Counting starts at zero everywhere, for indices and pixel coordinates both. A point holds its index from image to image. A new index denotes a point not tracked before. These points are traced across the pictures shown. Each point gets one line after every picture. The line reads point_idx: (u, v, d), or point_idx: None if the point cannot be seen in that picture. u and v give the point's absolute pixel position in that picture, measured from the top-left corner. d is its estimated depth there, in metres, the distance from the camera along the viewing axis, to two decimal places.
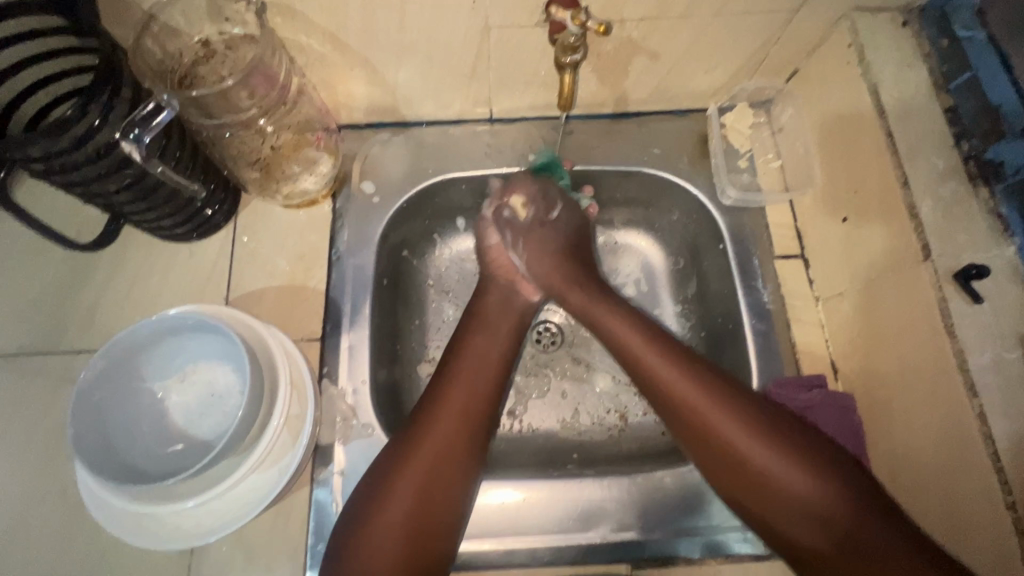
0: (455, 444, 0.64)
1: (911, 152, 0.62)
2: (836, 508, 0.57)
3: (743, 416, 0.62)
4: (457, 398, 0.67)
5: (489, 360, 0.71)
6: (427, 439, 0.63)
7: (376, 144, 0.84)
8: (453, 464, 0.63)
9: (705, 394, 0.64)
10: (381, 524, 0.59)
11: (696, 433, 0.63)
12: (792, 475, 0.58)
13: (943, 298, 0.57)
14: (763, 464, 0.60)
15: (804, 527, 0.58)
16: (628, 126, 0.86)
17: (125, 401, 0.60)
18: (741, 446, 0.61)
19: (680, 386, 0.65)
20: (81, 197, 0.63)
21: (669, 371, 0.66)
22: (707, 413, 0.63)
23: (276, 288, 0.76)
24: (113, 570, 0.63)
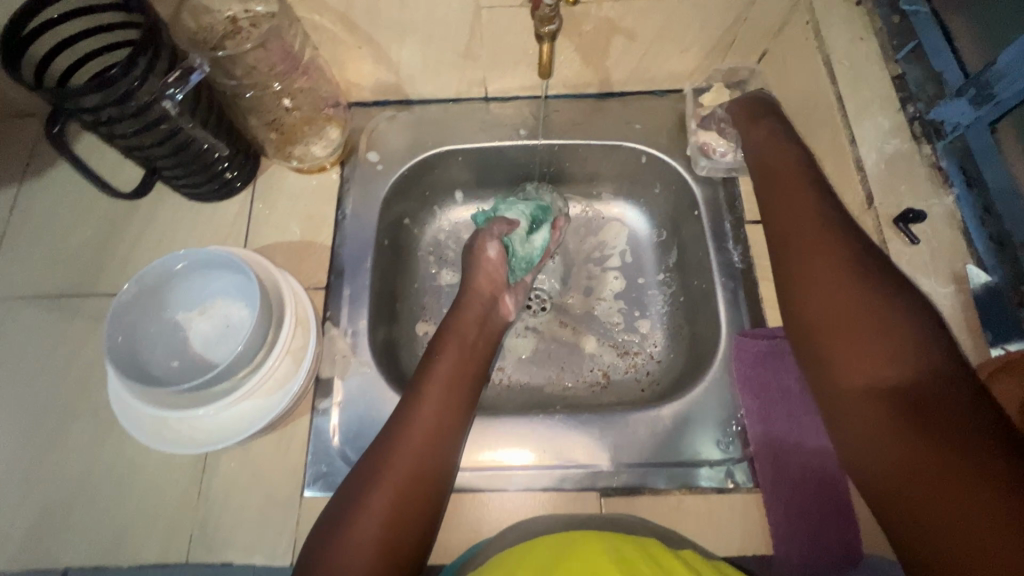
0: (429, 458, 0.64)
1: (859, 113, 0.68)
2: (904, 350, 0.50)
3: (848, 262, 0.58)
4: (433, 402, 0.68)
5: (461, 353, 0.75)
6: (408, 427, 0.65)
7: (383, 119, 0.93)
8: (437, 455, 0.65)
9: (823, 246, 0.60)
10: (354, 538, 0.57)
11: (795, 266, 0.62)
12: (878, 318, 0.53)
13: (884, 240, 0.62)
14: (843, 302, 0.56)
15: (860, 366, 0.52)
16: (612, 105, 0.93)
17: (153, 323, 0.68)
18: (846, 296, 0.56)
19: (808, 227, 0.62)
20: (122, 150, 0.72)
21: (800, 210, 0.65)
22: (811, 249, 0.61)
23: (287, 243, 0.85)
24: (134, 480, 0.71)
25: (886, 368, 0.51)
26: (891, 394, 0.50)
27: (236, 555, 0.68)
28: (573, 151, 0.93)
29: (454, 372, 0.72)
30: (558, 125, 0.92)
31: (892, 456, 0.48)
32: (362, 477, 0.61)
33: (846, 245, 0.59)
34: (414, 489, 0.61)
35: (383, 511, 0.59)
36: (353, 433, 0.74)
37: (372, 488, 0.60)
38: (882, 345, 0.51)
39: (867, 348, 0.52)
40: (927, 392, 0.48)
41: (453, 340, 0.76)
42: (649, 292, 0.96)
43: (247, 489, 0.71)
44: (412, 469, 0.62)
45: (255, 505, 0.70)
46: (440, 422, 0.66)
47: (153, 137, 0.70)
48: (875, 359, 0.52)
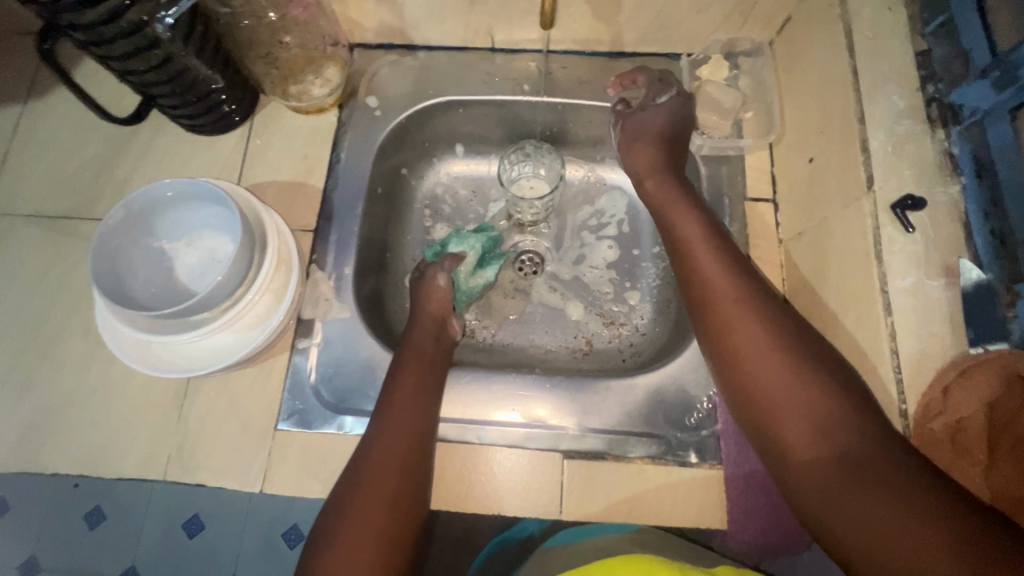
0: (411, 468, 0.63)
1: (873, 90, 0.64)
2: (838, 422, 0.52)
3: (771, 332, 0.58)
4: (406, 412, 0.67)
5: (418, 375, 0.72)
6: (376, 465, 0.62)
7: (385, 64, 0.91)
8: (409, 492, 0.62)
9: (745, 307, 0.60)
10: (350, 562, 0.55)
11: (716, 317, 0.62)
12: (797, 390, 0.54)
13: (878, 226, 0.59)
14: (771, 367, 0.56)
15: (805, 440, 0.52)
16: (622, 65, 0.89)
17: (139, 249, 0.70)
18: (769, 362, 0.57)
19: (727, 296, 0.62)
20: (118, 74, 0.72)
21: (718, 281, 0.63)
22: (736, 323, 0.60)
23: (279, 183, 0.85)
24: (118, 399, 0.74)
25: (826, 442, 0.51)
26: (843, 467, 0.50)
27: (210, 478, 0.71)
28: (578, 111, 0.90)
29: (413, 397, 0.69)
30: (564, 82, 0.89)
31: (858, 532, 0.47)
32: (342, 531, 0.57)
33: (765, 313, 0.60)
34: (394, 536, 0.59)
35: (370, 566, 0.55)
36: (330, 374, 0.76)
37: (355, 543, 0.56)
38: (817, 418, 0.53)
39: (806, 424, 0.53)
40: (871, 460, 0.49)
41: (411, 362, 0.73)
42: (642, 265, 0.95)
43: (223, 418, 0.73)
44: (391, 515, 0.59)
45: (231, 433, 0.73)
46: (412, 458, 0.64)
47: (146, 62, 0.69)
48: (810, 426, 0.53)
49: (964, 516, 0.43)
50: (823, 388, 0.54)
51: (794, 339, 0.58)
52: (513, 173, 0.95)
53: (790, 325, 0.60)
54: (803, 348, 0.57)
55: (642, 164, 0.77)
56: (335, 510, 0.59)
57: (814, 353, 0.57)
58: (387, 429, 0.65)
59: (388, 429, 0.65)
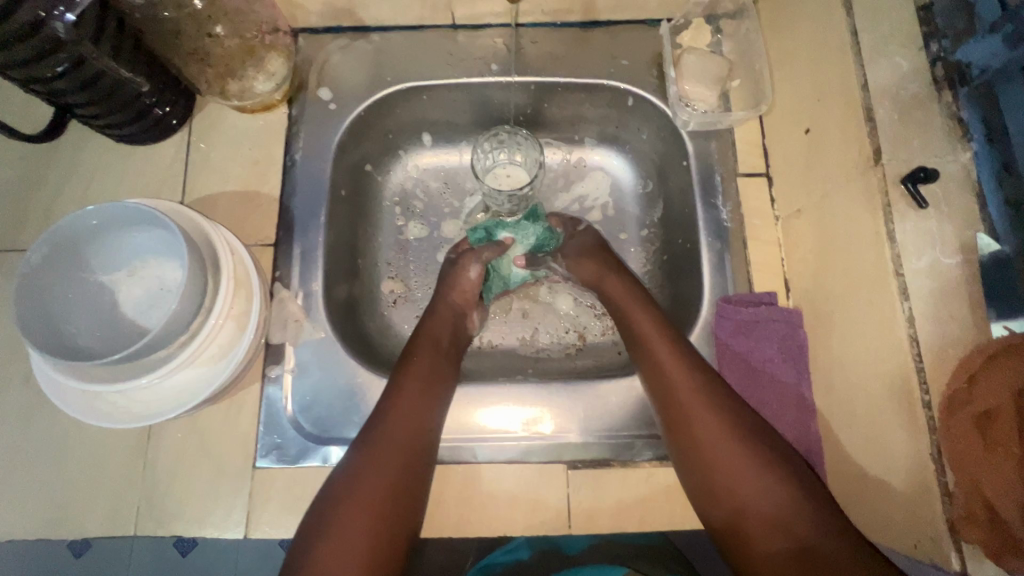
0: (413, 444, 0.62)
1: (873, 53, 0.59)
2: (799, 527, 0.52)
3: (729, 428, 0.59)
4: (411, 391, 0.65)
5: (432, 351, 0.71)
6: (382, 438, 0.61)
7: (335, 50, 0.81)
8: (411, 465, 0.61)
9: (705, 401, 0.61)
10: (344, 528, 0.55)
11: (675, 412, 0.62)
12: (755, 486, 0.55)
13: (888, 203, 0.55)
14: (728, 462, 0.57)
15: (770, 541, 0.53)
16: (596, 36, 0.82)
17: (73, 289, 0.61)
18: (727, 456, 0.57)
19: (686, 388, 0.62)
20: (19, 82, 0.61)
21: (676, 373, 0.64)
22: (694, 413, 0.61)
23: (230, 194, 0.76)
24: (71, 452, 0.67)
25: (789, 546, 0.51)
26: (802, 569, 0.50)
27: (188, 527, 0.65)
28: (552, 90, 0.83)
29: (427, 371, 0.68)
30: (535, 58, 0.82)
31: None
32: (345, 499, 0.57)
33: (723, 407, 0.60)
34: (392, 508, 0.58)
35: (366, 537, 0.55)
36: (308, 401, 0.70)
37: (352, 513, 0.56)
38: (780, 523, 0.53)
39: (770, 527, 0.53)
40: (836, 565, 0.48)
41: (424, 340, 0.71)
42: (630, 250, 0.88)
43: (194, 461, 0.67)
44: (389, 492, 0.58)
45: (205, 478, 0.66)
46: (415, 435, 0.63)
47: (51, 68, 0.59)
48: (768, 524, 0.53)
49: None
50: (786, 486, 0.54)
51: (755, 434, 0.58)
52: (487, 162, 0.87)
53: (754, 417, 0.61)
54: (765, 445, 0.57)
55: (590, 271, 0.79)
56: (339, 476, 0.59)
57: (774, 448, 0.57)
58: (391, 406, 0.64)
59: (400, 404, 0.64)
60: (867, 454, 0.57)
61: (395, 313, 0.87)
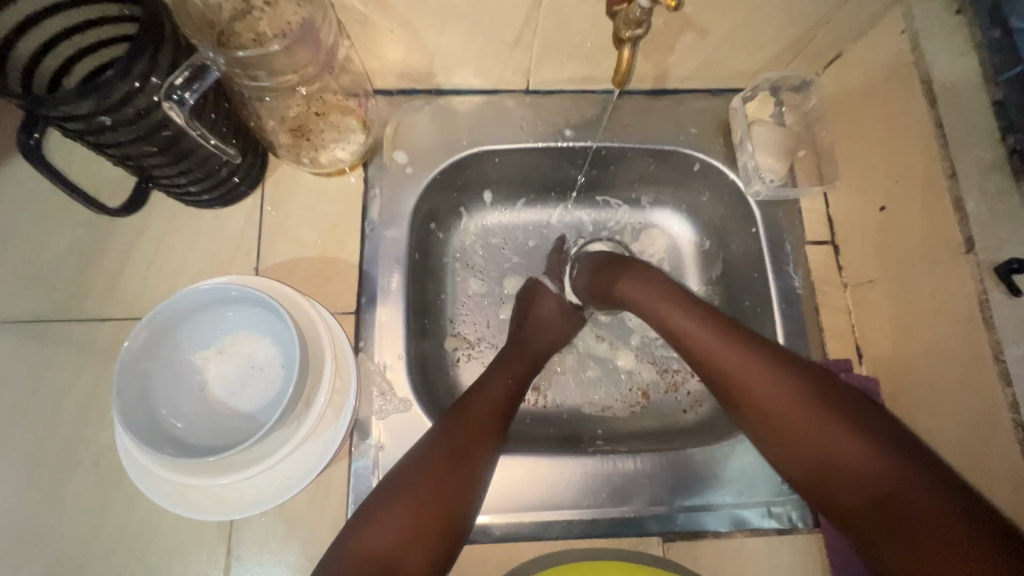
0: (473, 442, 0.64)
1: (959, 145, 0.62)
2: (875, 466, 0.52)
3: (785, 378, 0.58)
4: (484, 400, 0.68)
5: (500, 387, 0.72)
6: (435, 454, 0.62)
7: (409, 112, 0.81)
8: (457, 477, 0.61)
9: (753, 358, 0.60)
10: (393, 513, 0.58)
11: (728, 371, 0.61)
12: (836, 440, 0.54)
13: (983, 289, 0.58)
14: (794, 420, 0.56)
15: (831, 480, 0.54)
16: (665, 104, 0.84)
17: (166, 370, 0.59)
18: (786, 411, 0.57)
19: (727, 351, 0.61)
20: (115, 161, 0.59)
21: (717, 338, 0.62)
22: (730, 365, 0.60)
23: (306, 260, 0.75)
24: (150, 538, 0.63)
25: (862, 456, 0.52)
26: (882, 514, 0.50)
27: None
28: (621, 155, 0.85)
29: (486, 404, 0.68)
30: (608, 126, 0.83)
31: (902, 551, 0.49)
32: (387, 501, 0.58)
33: (763, 355, 0.60)
34: (434, 523, 0.58)
35: (407, 543, 0.56)
36: None
37: (395, 514, 0.57)
38: (861, 464, 0.52)
39: (842, 464, 0.53)
40: (906, 499, 0.50)
41: (495, 376, 0.73)
42: None
43: (283, 543, 0.64)
44: (435, 485, 0.60)
45: (294, 561, 0.64)
46: (479, 435, 0.65)
47: (152, 145, 0.57)
48: (852, 476, 0.53)
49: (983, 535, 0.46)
50: (850, 423, 0.54)
51: (810, 382, 0.57)
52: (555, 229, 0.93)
53: (812, 366, 0.59)
54: (826, 389, 0.57)
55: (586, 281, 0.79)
56: (399, 467, 0.62)
57: (834, 397, 0.56)
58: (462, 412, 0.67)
59: (471, 409, 0.67)
60: None
61: (462, 371, 0.86)
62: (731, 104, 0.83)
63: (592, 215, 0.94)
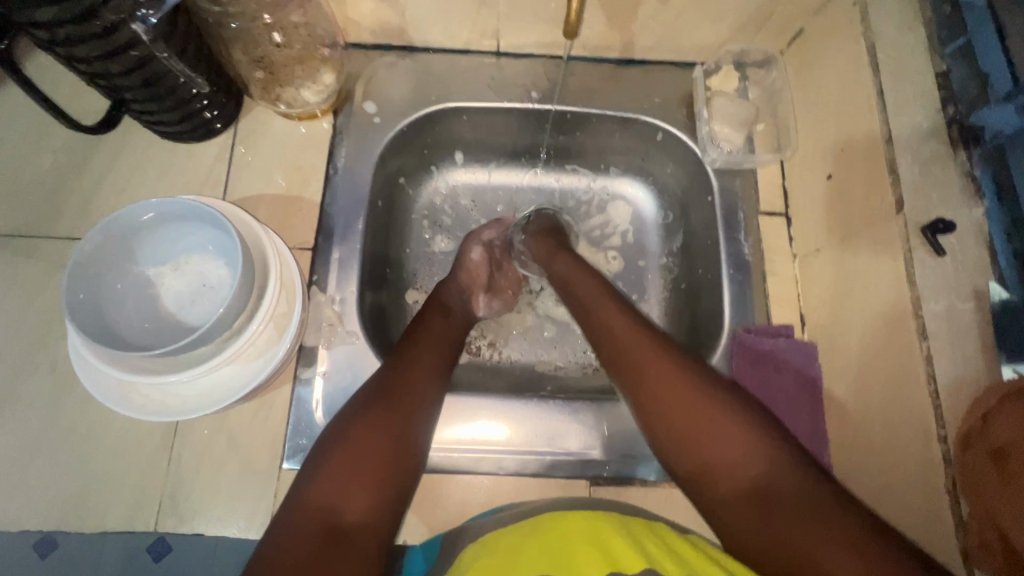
0: (416, 393, 0.63)
1: (898, 111, 0.64)
2: (770, 470, 0.53)
3: (687, 375, 0.59)
4: (425, 358, 0.67)
5: (430, 344, 0.69)
6: (379, 405, 0.60)
7: (382, 66, 0.84)
8: (405, 429, 0.59)
9: (660, 357, 0.62)
10: (345, 469, 0.55)
11: (640, 366, 0.62)
12: (734, 437, 0.55)
13: (909, 248, 0.60)
14: (698, 417, 0.57)
15: (730, 482, 0.54)
16: (631, 73, 0.87)
17: (119, 278, 0.62)
18: (689, 407, 0.57)
19: (637, 348, 0.63)
20: (85, 77, 0.63)
21: (631, 338, 0.64)
22: (658, 374, 0.60)
23: (271, 197, 0.78)
24: (96, 441, 0.66)
25: (749, 456, 0.54)
26: (768, 505, 0.51)
27: (209, 524, 0.65)
28: (586, 121, 0.87)
29: (424, 360, 0.67)
30: (573, 91, 0.86)
31: (772, 546, 0.50)
32: (337, 458, 0.55)
33: (691, 370, 0.60)
34: (388, 481, 0.56)
35: (362, 499, 0.54)
36: (336, 406, 0.70)
37: (350, 467, 0.55)
38: (737, 464, 0.54)
39: (738, 474, 0.54)
40: (798, 499, 0.50)
41: (424, 337, 0.70)
42: (648, 275, 0.92)
43: (222, 457, 0.67)
44: (387, 440, 0.58)
45: (230, 475, 0.66)
46: (420, 387, 0.63)
47: (121, 63, 0.61)
48: (742, 469, 0.54)
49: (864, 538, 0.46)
50: (762, 435, 0.55)
51: (712, 381, 0.59)
52: (518, 195, 0.95)
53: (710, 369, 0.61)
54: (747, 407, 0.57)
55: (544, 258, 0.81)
56: (340, 425, 0.58)
57: (730, 396, 0.58)
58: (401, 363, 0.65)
59: (411, 363, 0.65)
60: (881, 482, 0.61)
61: None
62: (694, 75, 0.86)
63: (562, 184, 0.96)
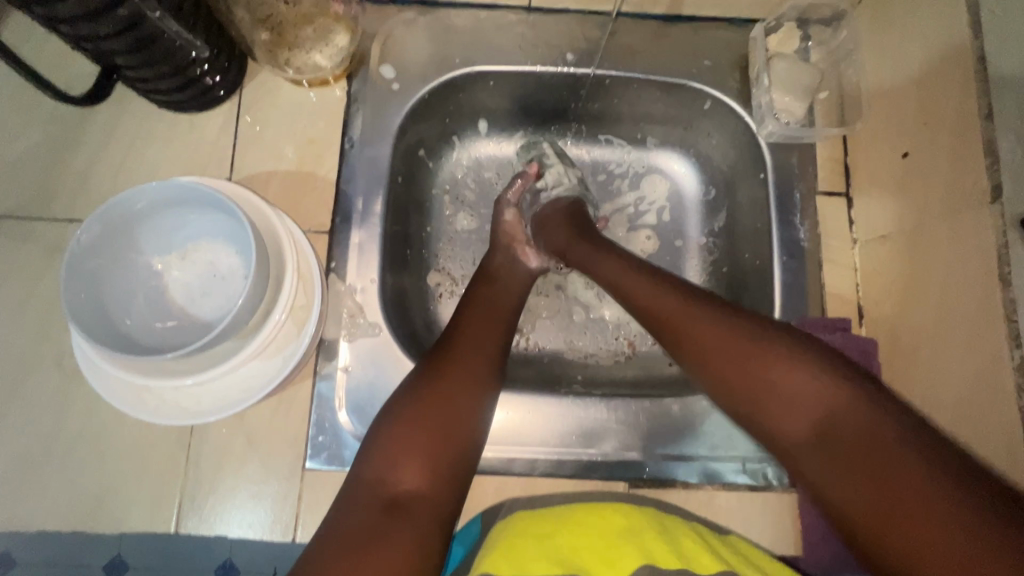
0: (470, 367, 0.59)
1: (1000, 81, 0.55)
2: (841, 409, 0.45)
3: (727, 320, 0.53)
4: (477, 330, 0.64)
5: (486, 318, 0.66)
6: (432, 382, 0.57)
7: (400, 24, 0.75)
8: (458, 402, 0.57)
9: (693, 309, 0.55)
10: (401, 445, 0.53)
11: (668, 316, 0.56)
12: (792, 377, 0.48)
13: (1004, 244, 0.52)
14: (740, 370, 0.50)
15: (796, 430, 0.47)
16: (679, 31, 0.77)
17: (123, 272, 0.57)
18: (741, 351, 0.51)
19: (669, 302, 0.57)
20: (70, 40, 0.56)
21: (660, 293, 0.58)
22: (693, 325, 0.54)
23: (282, 174, 0.71)
24: (109, 439, 0.63)
25: (802, 409, 0.47)
26: (851, 459, 0.44)
27: (232, 525, 0.62)
28: (626, 86, 0.78)
29: (480, 333, 0.63)
30: (613, 52, 0.77)
31: (885, 513, 0.41)
32: (389, 435, 0.54)
33: (722, 313, 0.54)
34: (443, 458, 0.54)
35: (414, 475, 0.52)
36: (360, 402, 0.65)
37: (403, 442, 0.53)
38: (815, 400, 0.46)
39: (799, 413, 0.47)
40: (901, 463, 0.42)
41: (477, 310, 0.66)
42: (687, 257, 0.84)
43: (241, 456, 0.64)
44: (438, 415, 0.55)
45: (251, 474, 0.63)
46: (474, 360, 0.60)
47: (108, 25, 0.53)
48: (801, 415, 0.47)
49: (971, 500, 0.39)
50: (828, 375, 0.47)
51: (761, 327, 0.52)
52: None
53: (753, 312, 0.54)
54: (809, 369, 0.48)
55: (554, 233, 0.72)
56: (395, 401, 0.57)
57: (779, 339, 0.50)
58: (454, 338, 0.63)
59: (462, 337, 0.63)
60: None
61: (441, 307, 0.81)
62: (750, 34, 0.76)
63: (594, 155, 0.87)
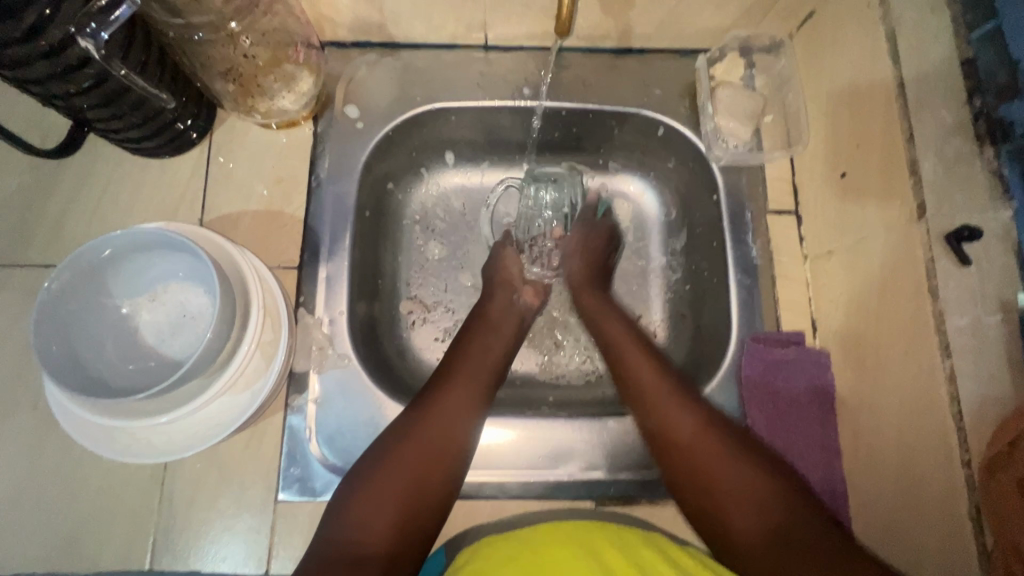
0: (453, 418, 0.60)
1: (920, 105, 0.59)
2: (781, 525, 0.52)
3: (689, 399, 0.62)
4: (461, 372, 0.65)
5: (473, 363, 0.67)
6: (416, 432, 0.58)
7: (363, 66, 0.79)
8: (438, 456, 0.58)
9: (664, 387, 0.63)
10: (375, 496, 0.54)
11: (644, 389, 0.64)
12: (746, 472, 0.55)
13: (931, 258, 0.55)
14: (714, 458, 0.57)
15: (751, 536, 0.53)
16: (629, 62, 0.81)
17: (93, 316, 0.59)
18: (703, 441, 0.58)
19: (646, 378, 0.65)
20: (41, 98, 0.58)
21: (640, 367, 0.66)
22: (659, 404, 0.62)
23: (253, 212, 0.74)
24: (84, 478, 0.64)
25: (759, 512, 0.53)
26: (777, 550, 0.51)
27: (206, 560, 0.63)
28: (584, 117, 0.81)
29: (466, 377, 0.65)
30: (567, 84, 0.80)
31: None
32: (364, 483, 0.55)
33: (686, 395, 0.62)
34: (413, 511, 0.55)
35: (383, 522, 0.53)
36: (331, 433, 0.67)
37: (378, 494, 0.54)
38: (755, 532, 0.53)
39: (760, 512, 0.53)
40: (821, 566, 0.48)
41: (466, 351, 0.68)
42: (652, 276, 0.86)
43: (215, 488, 0.65)
44: (417, 469, 0.56)
45: (224, 507, 0.65)
46: (459, 410, 0.61)
47: (75, 84, 0.56)
48: (753, 515, 0.53)
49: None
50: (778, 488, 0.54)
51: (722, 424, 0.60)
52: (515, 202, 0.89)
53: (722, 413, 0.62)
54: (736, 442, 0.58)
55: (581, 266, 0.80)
56: (378, 451, 0.58)
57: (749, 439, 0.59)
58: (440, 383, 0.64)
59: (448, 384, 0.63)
60: (898, 499, 0.58)
61: (415, 335, 0.82)
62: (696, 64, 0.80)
63: None
